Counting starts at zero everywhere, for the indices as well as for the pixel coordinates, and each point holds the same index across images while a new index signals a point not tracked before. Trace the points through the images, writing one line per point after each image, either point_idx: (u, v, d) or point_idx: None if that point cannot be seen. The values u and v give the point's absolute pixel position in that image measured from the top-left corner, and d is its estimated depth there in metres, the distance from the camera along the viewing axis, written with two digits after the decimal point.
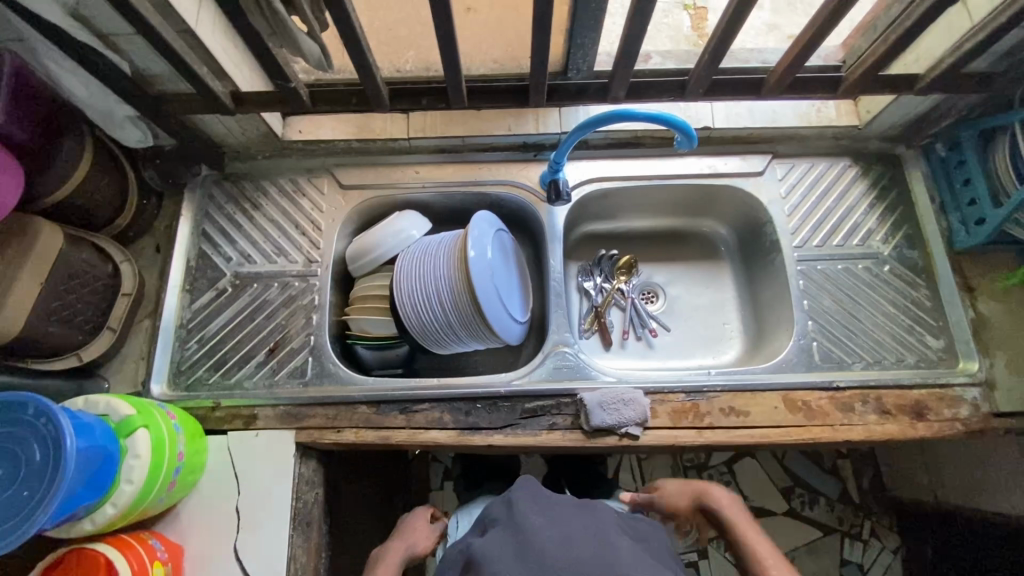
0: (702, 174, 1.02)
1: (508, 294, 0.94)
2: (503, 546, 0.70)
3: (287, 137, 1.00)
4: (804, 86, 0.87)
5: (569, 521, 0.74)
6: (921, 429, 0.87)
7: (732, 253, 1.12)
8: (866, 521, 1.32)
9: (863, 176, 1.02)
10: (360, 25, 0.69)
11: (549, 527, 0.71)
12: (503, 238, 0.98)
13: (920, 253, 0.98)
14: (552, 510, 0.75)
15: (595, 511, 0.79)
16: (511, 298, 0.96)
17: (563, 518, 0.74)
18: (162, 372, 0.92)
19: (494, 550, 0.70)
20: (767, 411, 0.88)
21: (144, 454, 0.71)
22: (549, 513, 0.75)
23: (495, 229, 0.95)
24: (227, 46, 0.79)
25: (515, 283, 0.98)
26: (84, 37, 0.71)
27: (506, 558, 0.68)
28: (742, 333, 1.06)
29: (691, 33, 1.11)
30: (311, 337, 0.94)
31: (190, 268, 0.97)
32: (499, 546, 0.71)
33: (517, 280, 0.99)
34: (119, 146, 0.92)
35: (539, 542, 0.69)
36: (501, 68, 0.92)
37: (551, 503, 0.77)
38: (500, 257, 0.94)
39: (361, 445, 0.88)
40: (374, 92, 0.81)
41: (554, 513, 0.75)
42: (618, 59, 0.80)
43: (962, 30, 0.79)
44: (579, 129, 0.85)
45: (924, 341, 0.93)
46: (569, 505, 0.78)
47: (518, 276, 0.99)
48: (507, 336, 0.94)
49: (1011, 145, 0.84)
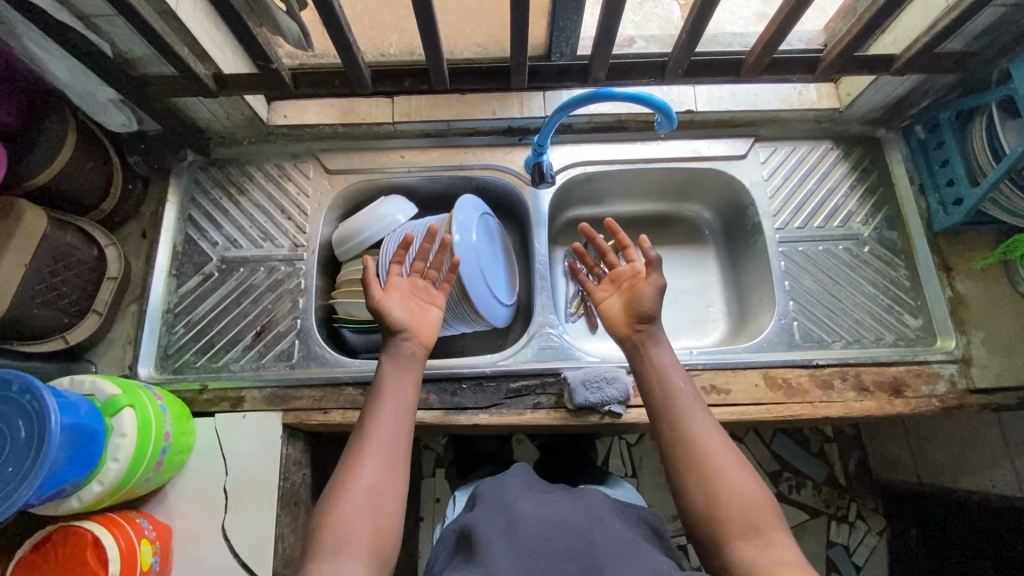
0: (686, 157, 1.03)
1: (492, 276, 0.95)
2: (495, 519, 0.71)
3: (272, 122, 1.00)
4: (784, 68, 0.88)
5: (557, 503, 0.75)
6: (899, 405, 0.88)
7: (715, 236, 1.13)
8: (852, 503, 1.34)
9: (844, 158, 1.04)
10: (339, 5, 0.69)
11: (540, 508, 0.72)
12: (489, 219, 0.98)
13: (900, 234, 0.99)
14: (539, 497, 0.77)
15: (584, 492, 0.79)
16: (496, 279, 0.96)
17: (553, 501, 0.75)
18: (149, 355, 0.92)
19: (485, 522, 0.70)
20: (747, 389, 0.89)
21: (129, 432, 0.72)
22: (538, 499, 0.76)
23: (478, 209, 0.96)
24: (209, 26, 0.79)
25: (501, 266, 0.99)
26: (65, 16, 0.71)
27: (495, 530, 0.69)
28: (726, 315, 1.08)
29: (680, 20, 1.11)
30: (297, 321, 0.95)
31: (176, 253, 0.98)
32: (489, 519, 0.72)
33: (503, 263, 1.00)
34: (103, 129, 0.92)
35: (528, 517, 0.70)
36: (485, 52, 0.93)
37: (539, 492, 0.79)
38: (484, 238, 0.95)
39: (346, 425, 0.89)
40: (357, 74, 0.81)
41: (542, 499, 0.76)
42: (599, 40, 0.80)
43: (937, 10, 0.80)
44: (560, 110, 0.85)
45: (902, 320, 0.95)
46: (559, 492, 0.79)
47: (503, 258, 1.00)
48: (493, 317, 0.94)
49: (987, 124, 0.85)
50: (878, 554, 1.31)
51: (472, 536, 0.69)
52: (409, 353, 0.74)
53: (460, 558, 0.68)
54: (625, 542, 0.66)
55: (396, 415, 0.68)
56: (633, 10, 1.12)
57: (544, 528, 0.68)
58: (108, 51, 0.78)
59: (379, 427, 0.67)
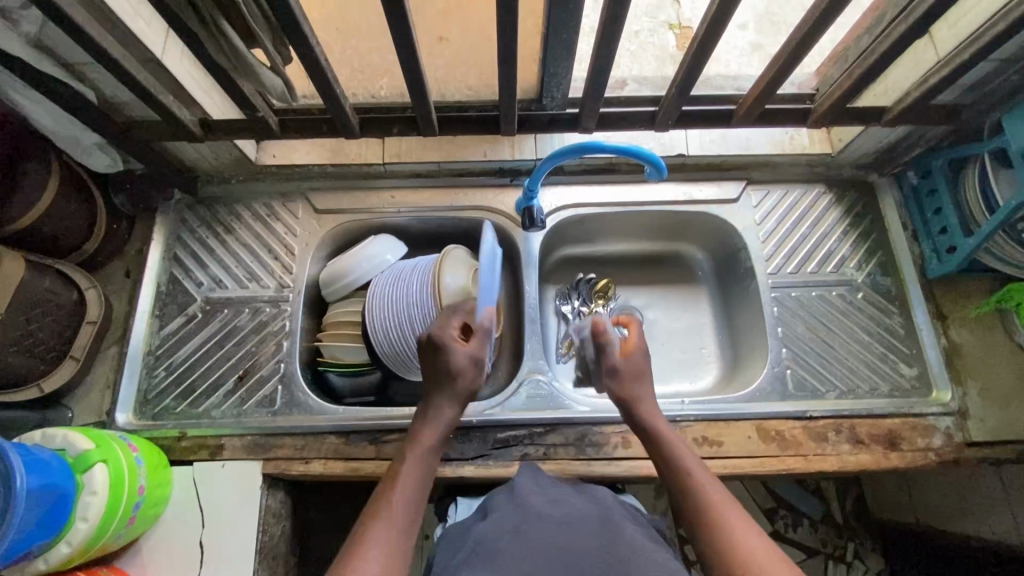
0: (677, 200, 1.02)
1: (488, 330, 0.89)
2: (505, 519, 0.68)
3: (261, 161, 0.99)
4: (775, 117, 0.88)
5: (570, 502, 0.72)
6: (894, 459, 0.86)
7: (708, 277, 1.11)
8: (850, 543, 1.31)
9: (837, 203, 1.03)
10: (326, 59, 0.68)
11: (552, 508, 0.69)
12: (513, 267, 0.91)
13: (894, 280, 0.98)
14: (551, 494, 0.74)
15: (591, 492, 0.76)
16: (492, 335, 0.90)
17: (563, 501, 0.72)
18: (128, 400, 0.90)
19: (496, 521, 0.68)
20: (740, 441, 0.87)
21: (100, 490, 0.70)
22: (551, 497, 0.73)
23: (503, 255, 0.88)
24: (196, 73, 0.79)
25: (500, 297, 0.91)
26: (48, 66, 0.70)
27: (506, 531, 0.65)
28: (719, 358, 1.06)
29: (676, 51, 1.15)
30: (281, 365, 0.93)
31: (160, 293, 0.96)
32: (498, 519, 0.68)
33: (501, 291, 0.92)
34: (88, 170, 0.91)
35: (539, 516, 0.67)
36: (476, 95, 0.90)
37: (552, 488, 0.76)
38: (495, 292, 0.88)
39: (329, 476, 0.87)
40: (344, 121, 0.80)
41: (554, 497, 0.73)
42: (589, 87, 0.79)
43: (928, 64, 0.80)
44: (551, 159, 0.85)
45: (897, 369, 0.93)
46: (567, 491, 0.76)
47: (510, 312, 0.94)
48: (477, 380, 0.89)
49: (980, 174, 0.85)
50: None
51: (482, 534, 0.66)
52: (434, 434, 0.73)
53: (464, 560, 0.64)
54: (638, 545, 0.63)
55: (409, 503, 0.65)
56: (630, 40, 1.16)
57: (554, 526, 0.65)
58: (92, 96, 0.77)
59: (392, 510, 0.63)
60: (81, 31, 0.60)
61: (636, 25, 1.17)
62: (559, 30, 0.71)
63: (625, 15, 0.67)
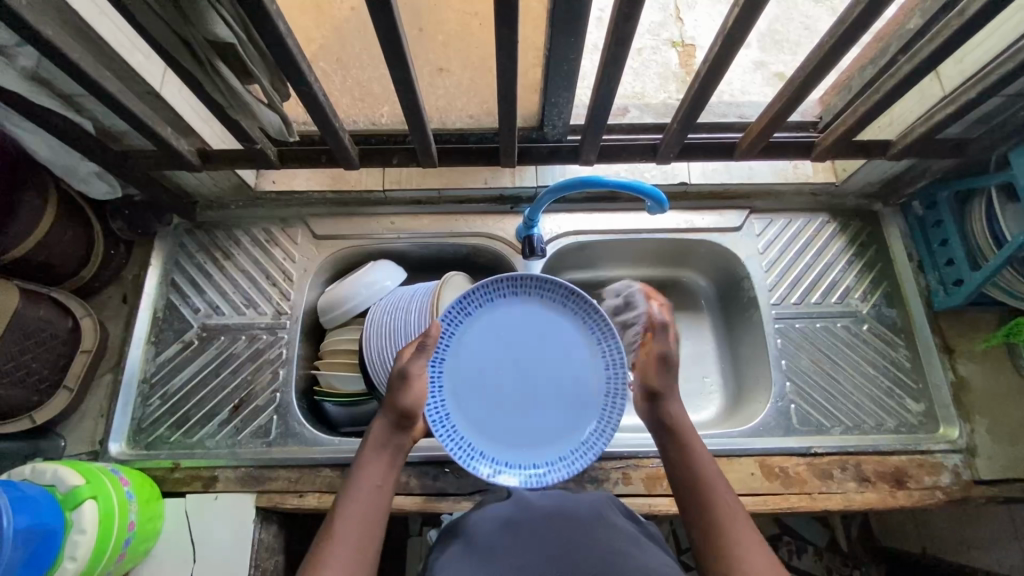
0: (679, 229, 1.01)
1: (508, 397, 0.74)
2: (496, 517, 0.64)
3: (260, 187, 0.99)
4: (779, 149, 0.87)
5: (561, 496, 0.68)
6: (901, 498, 0.84)
7: (711, 304, 1.10)
8: (855, 572, 1.28)
9: (842, 232, 1.02)
10: (324, 92, 0.68)
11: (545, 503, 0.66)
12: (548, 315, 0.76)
13: (899, 312, 0.97)
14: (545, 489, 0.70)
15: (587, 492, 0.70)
16: (523, 405, 0.74)
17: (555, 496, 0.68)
18: (122, 429, 0.89)
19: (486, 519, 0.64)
20: (743, 477, 0.85)
21: (90, 528, 0.68)
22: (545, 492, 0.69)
23: (519, 301, 0.76)
24: (195, 104, 0.78)
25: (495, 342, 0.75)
26: (46, 99, 0.70)
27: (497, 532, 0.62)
28: (722, 388, 1.04)
29: (679, 69, 1.15)
30: (277, 394, 0.92)
31: (156, 319, 0.95)
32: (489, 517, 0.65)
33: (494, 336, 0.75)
34: (86, 197, 0.91)
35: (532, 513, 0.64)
36: (478, 125, 0.90)
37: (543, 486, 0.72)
38: (510, 344, 0.75)
39: (323, 510, 0.85)
40: (343, 153, 0.79)
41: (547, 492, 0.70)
42: (589, 119, 0.79)
43: (935, 99, 0.79)
44: (551, 191, 0.84)
45: (904, 404, 0.92)
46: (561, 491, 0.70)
47: (546, 364, 0.75)
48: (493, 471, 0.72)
49: (987, 208, 0.84)
50: None
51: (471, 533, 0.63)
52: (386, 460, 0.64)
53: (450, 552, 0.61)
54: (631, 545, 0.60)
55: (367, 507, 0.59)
56: (633, 58, 1.16)
57: (545, 523, 0.62)
58: (91, 127, 0.77)
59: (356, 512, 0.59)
60: (78, 69, 0.60)
61: (639, 43, 1.16)
62: (560, 62, 0.71)
63: (626, 54, 0.67)
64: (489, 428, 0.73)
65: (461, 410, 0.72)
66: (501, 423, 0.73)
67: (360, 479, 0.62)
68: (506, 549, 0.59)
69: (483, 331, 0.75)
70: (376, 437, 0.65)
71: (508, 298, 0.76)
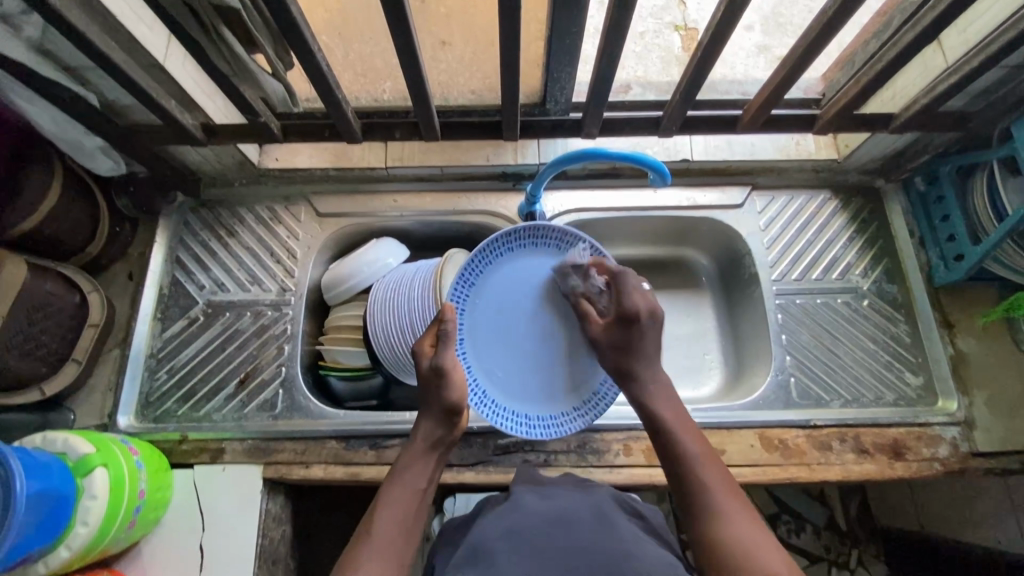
0: (681, 206, 1.01)
1: (533, 357, 0.78)
2: (497, 523, 0.66)
3: (264, 165, 0.99)
4: (781, 123, 0.87)
5: (564, 497, 0.71)
6: (899, 469, 0.85)
7: (713, 282, 1.11)
8: (853, 550, 1.29)
9: (843, 209, 1.02)
10: (327, 63, 0.68)
11: (545, 505, 0.68)
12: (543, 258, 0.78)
13: (900, 288, 0.97)
14: (548, 491, 0.72)
15: (593, 490, 0.73)
16: (549, 361, 0.78)
17: (560, 496, 0.71)
18: (130, 403, 0.90)
19: (489, 526, 0.66)
20: (743, 449, 0.86)
21: (100, 494, 0.70)
22: (546, 492, 0.72)
23: (513, 255, 0.77)
24: (198, 78, 0.79)
25: (507, 308, 0.77)
26: (50, 71, 0.70)
27: (498, 536, 0.63)
28: (722, 365, 1.05)
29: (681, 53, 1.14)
30: (282, 369, 0.93)
31: (162, 296, 0.96)
32: (492, 525, 0.66)
33: (502, 301, 0.77)
34: (91, 173, 0.92)
35: (532, 515, 0.66)
36: (479, 99, 0.90)
37: (544, 486, 0.74)
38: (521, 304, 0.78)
39: (329, 481, 0.86)
40: (346, 126, 0.80)
41: (548, 492, 0.72)
42: (591, 94, 0.79)
43: (938, 70, 0.78)
44: (553, 166, 0.84)
45: (903, 378, 0.92)
46: (567, 491, 0.73)
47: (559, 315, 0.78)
48: (543, 427, 0.78)
49: (989, 182, 0.84)
50: None
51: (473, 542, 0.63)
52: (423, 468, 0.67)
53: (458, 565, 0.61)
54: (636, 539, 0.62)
55: (405, 509, 0.64)
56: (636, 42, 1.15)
57: (545, 523, 0.64)
58: (95, 100, 0.77)
59: (392, 511, 0.63)
60: (83, 38, 0.61)
61: (641, 27, 1.16)
62: (563, 35, 0.71)
63: (629, 24, 0.66)
64: (524, 392, 0.78)
65: (493, 377, 0.77)
66: (534, 382, 0.78)
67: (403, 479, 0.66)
68: (506, 551, 0.60)
69: (490, 299, 0.77)
70: (420, 442, 0.69)
71: (503, 256, 0.77)
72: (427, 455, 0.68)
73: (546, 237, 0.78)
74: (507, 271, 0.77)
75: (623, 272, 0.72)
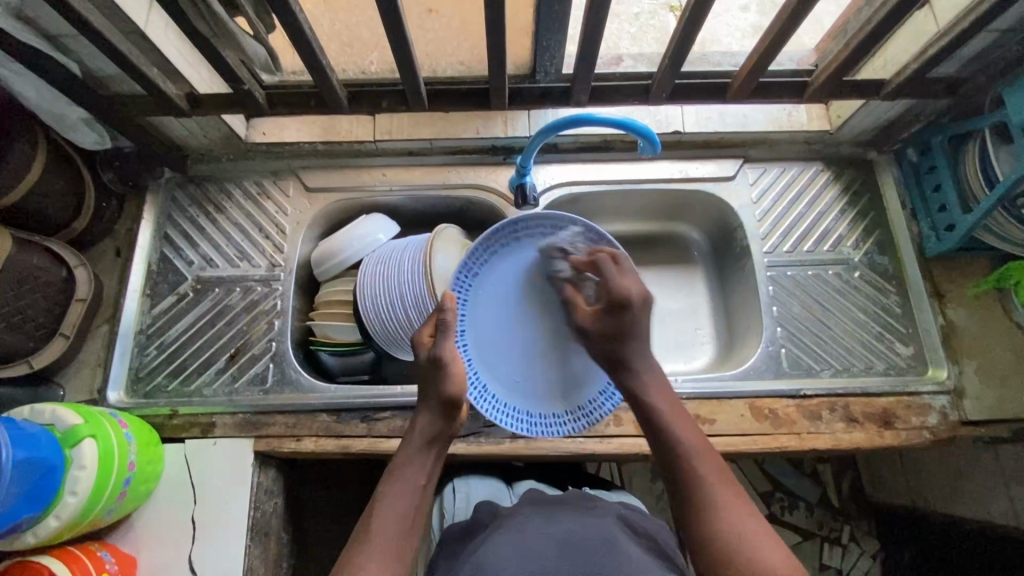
0: (673, 179, 1.01)
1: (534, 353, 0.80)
2: (503, 537, 0.67)
3: (251, 139, 0.98)
4: (771, 91, 0.86)
5: (570, 515, 0.71)
6: (888, 437, 0.86)
7: (705, 257, 1.10)
8: (845, 526, 1.30)
9: (835, 181, 1.01)
10: (310, 26, 0.67)
11: (551, 523, 0.68)
12: (534, 251, 0.79)
13: (891, 259, 0.97)
14: (553, 511, 0.72)
15: (601, 514, 0.72)
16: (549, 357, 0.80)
17: (565, 514, 0.71)
18: (120, 378, 0.90)
19: (496, 541, 0.66)
20: (733, 419, 0.87)
21: (89, 465, 0.69)
22: (550, 512, 0.72)
23: (519, 248, 0.79)
24: (182, 46, 0.78)
25: (507, 304, 0.79)
26: (28, 37, 0.69)
27: (504, 550, 0.64)
28: (714, 339, 1.05)
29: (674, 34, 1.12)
30: (272, 344, 0.93)
31: (151, 272, 0.96)
32: (498, 540, 0.67)
33: (504, 297, 0.79)
34: (75, 147, 0.91)
35: (538, 532, 0.66)
36: (468, 70, 0.90)
37: (549, 508, 0.74)
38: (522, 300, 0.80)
39: (320, 453, 0.86)
40: (331, 94, 0.79)
41: (553, 512, 0.72)
42: (580, 62, 0.78)
43: (928, 34, 0.78)
44: (542, 133, 0.84)
45: (893, 348, 0.93)
46: (574, 512, 0.72)
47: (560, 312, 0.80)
48: (544, 425, 0.80)
49: (980, 149, 0.83)
50: None
51: (480, 555, 0.64)
52: (421, 463, 0.66)
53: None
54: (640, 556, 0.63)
55: (405, 505, 0.63)
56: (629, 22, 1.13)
57: (552, 540, 0.64)
58: (76, 69, 0.76)
59: (390, 509, 0.62)
60: None
61: (635, 7, 1.14)
62: None
63: None
64: (523, 391, 0.80)
65: (495, 376, 0.79)
66: (534, 380, 0.80)
67: (402, 476, 0.65)
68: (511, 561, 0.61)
69: (491, 292, 0.79)
70: (419, 436, 0.67)
71: (508, 248, 0.79)
72: (424, 450, 0.67)
73: (530, 230, 0.78)
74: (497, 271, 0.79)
75: (620, 256, 0.74)
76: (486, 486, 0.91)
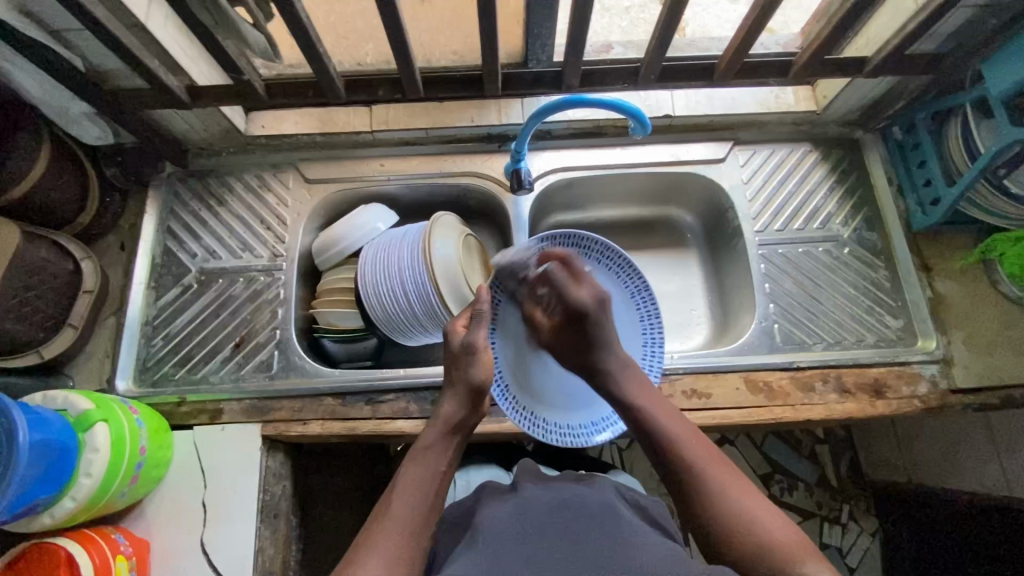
0: (665, 161, 1.03)
1: None
2: (501, 507, 0.67)
3: (251, 132, 1.00)
4: (757, 72, 0.88)
5: (568, 488, 0.71)
6: (881, 406, 0.88)
7: (698, 240, 1.12)
8: (845, 505, 1.32)
9: (823, 160, 1.04)
10: (307, 16, 0.69)
11: (550, 495, 0.68)
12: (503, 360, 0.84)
13: (879, 235, 1.00)
14: (550, 484, 0.72)
15: (598, 484, 0.73)
16: None
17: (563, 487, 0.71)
18: (128, 369, 0.92)
19: (494, 510, 0.67)
20: (729, 392, 0.89)
21: (103, 448, 0.71)
22: (546, 484, 0.72)
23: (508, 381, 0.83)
24: (181, 39, 0.80)
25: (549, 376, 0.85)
26: (33, 32, 0.71)
27: (503, 519, 0.64)
28: (710, 319, 1.07)
29: None
30: (276, 331, 0.95)
31: (155, 264, 0.98)
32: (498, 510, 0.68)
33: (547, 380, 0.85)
34: (79, 143, 0.93)
35: (537, 504, 0.66)
36: (461, 60, 0.92)
37: (547, 481, 0.74)
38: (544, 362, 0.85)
39: (326, 436, 0.88)
40: (329, 84, 0.82)
41: (550, 485, 0.72)
42: (570, 47, 0.80)
43: (907, 13, 0.80)
44: (534, 117, 0.85)
45: (883, 321, 0.95)
46: (569, 486, 0.72)
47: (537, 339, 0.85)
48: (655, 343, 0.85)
49: (963, 124, 0.85)
50: (871, 556, 1.29)
51: (478, 526, 0.64)
52: (446, 449, 0.68)
53: (462, 547, 0.63)
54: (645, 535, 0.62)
55: (421, 486, 0.64)
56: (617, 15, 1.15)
57: (554, 511, 0.64)
58: (79, 64, 0.78)
59: (408, 486, 0.64)
60: None
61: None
62: None
63: None
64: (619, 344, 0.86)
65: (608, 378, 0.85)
66: None
67: (424, 458, 0.67)
68: (510, 529, 0.61)
69: (551, 399, 0.85)
70: (444, 421, 0.70)
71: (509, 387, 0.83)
72: (446, 435, 0.69)
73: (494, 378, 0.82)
74: (510, 374, 0.83)
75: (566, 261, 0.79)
76: (486, 472, 0.94)
